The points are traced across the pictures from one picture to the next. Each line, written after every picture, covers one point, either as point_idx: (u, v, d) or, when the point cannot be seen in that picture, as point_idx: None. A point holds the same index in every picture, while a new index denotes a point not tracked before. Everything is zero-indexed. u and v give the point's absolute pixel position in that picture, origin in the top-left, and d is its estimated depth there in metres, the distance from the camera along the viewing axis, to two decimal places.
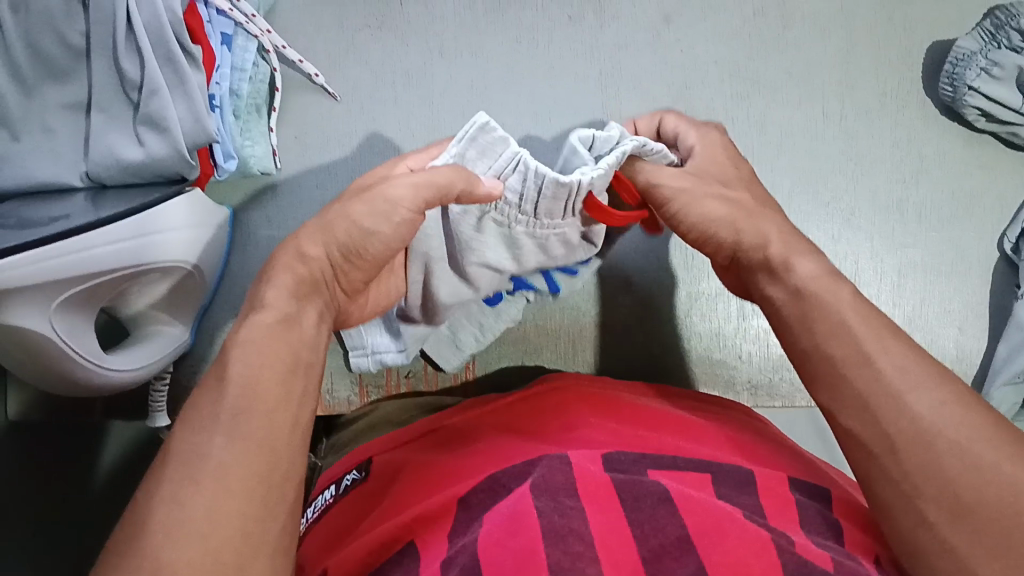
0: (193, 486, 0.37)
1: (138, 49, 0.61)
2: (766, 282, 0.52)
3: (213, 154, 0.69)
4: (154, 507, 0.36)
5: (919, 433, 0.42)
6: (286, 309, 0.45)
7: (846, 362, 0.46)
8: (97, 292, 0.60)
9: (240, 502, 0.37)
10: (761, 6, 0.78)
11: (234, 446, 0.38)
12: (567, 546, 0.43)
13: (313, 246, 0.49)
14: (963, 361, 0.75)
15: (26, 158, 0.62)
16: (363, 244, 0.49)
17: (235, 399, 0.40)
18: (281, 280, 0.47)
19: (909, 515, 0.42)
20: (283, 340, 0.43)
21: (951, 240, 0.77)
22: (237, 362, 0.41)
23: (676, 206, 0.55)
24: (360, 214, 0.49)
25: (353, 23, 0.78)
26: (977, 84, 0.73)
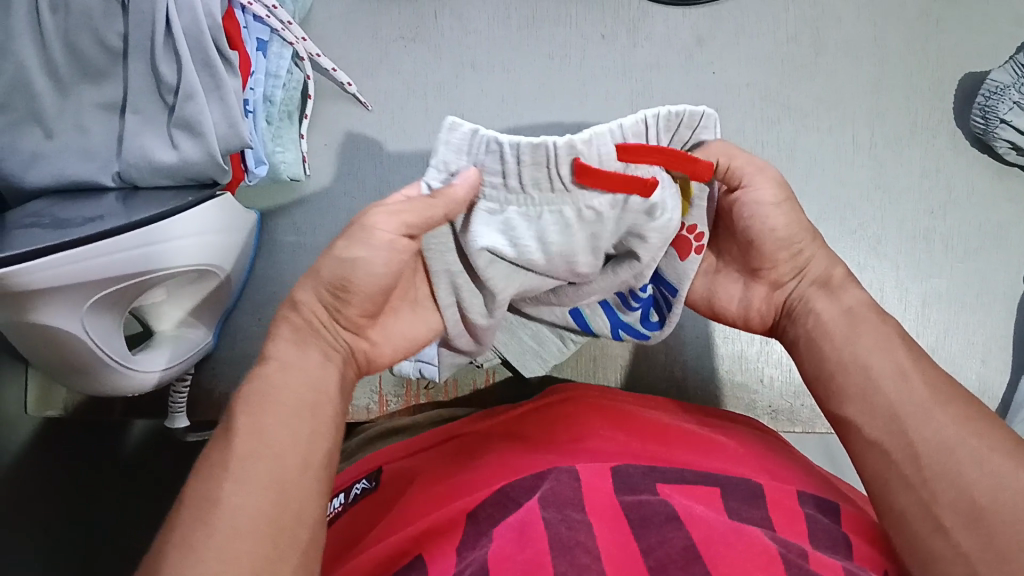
0: (207, 533, 0.37)
1: (177, 53, 0.61)
2: (819, 298, 0.50)
3: (245, 159, 0.70)
4: (173, 549, 0.37)
5: (941, 443, 0.42)
6: (288, 356, 0.45)
7: (882, 376, 0.45)
8: (123, 295, 0.60)
9: (252, 541, 0.37)
10: (794, 32, 0.78)
11: (247, 490, 0.39)
12: (572, 557, 0.43)
13: (302, 294, 0.48)
14: (986, 394, 0.75)
15: (57, 155, 0.62)
16: (345, 276, 0.46)
17: (244, 448, 0.40)
18: (284, 329, 0.47)
19: (925, 520, 0.42)
20: (287, 380, 0.44)
21: (976, 272, 0.76)
22: (241, 418, 0.42)
23: (758, 212, 0.48)
24: (340, 247, 0.47)
25: (387, 34, 0.79)
26: (1008, 117, 0.72)
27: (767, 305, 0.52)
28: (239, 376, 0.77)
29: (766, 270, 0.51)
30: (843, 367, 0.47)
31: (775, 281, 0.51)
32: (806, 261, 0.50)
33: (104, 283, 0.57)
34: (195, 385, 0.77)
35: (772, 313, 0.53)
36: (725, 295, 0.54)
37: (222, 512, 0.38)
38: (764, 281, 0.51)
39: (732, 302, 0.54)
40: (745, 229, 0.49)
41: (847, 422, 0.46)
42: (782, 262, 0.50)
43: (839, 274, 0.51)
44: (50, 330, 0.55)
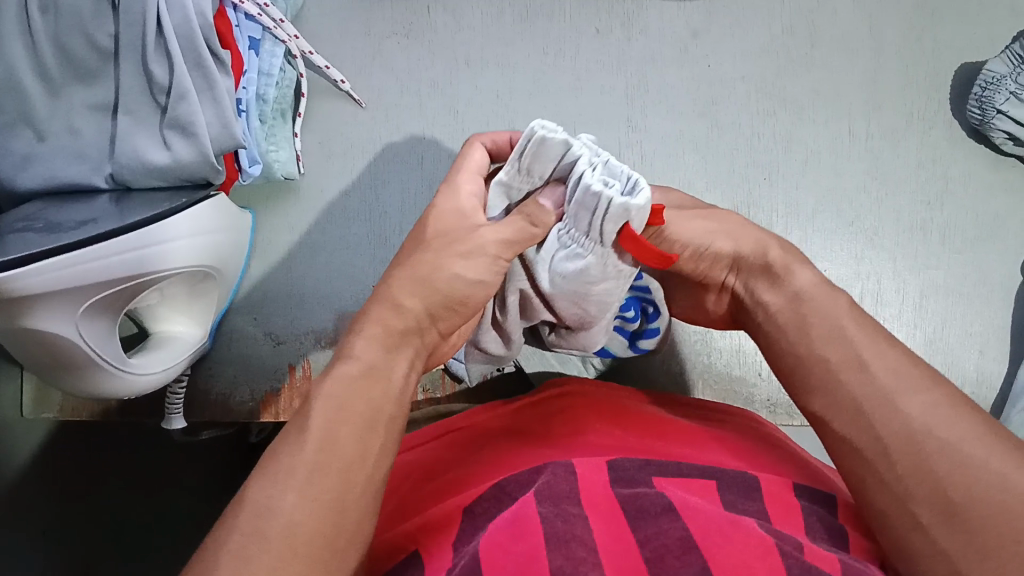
0: (263, 546, 0.35)
1: (168, 53, 0.60)
2: (763, 290, 0.52)
3: (238, 159, 0.69)
4: (222, 561, 0.34)
5: (910, 436, 0.42)
6: (371, 360, 0.42)
7: (840, 366, 0.46)
8: (119, 296, 0.60)
9: (306, 558, 0.35)
10: (789, 24, 0.78)
11: (304, 503, 0.36)
12: (569, 551, 0.42)
13: (408, 296, 0.45)
14: (984, 385, 0.75)
15: (48, 158, 0.61)
16: (462, 291, 0.46)
17: (317, 454, 0.38)
18: (394, 323, 0.44)
19: (903, 516, 0.41)
20: (365, 394, 0.41)
21: (974, 262, 0.76)
22: (319, 416, 0.39)
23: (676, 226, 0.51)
24: (452, 262, 0.46)
25: (380, 30, 0.78)
26: (1005, 108, 0.72)
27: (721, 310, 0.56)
28: (235, 376, 0.77)
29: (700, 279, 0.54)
30: (801, 360, 0.48)
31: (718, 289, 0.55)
32: (733, 257, 0.52)
33: (100, 285, 0.56)
34: (191, 385, 0.77)
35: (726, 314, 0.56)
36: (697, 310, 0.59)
37: (291, 530, 0.35)
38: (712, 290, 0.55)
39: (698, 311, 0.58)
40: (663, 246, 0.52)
41: (817, 419, 0.47)
42: (714, 267, 0.53)
43: (773, 252, 0.52)
44: (41, 334, 0.55)
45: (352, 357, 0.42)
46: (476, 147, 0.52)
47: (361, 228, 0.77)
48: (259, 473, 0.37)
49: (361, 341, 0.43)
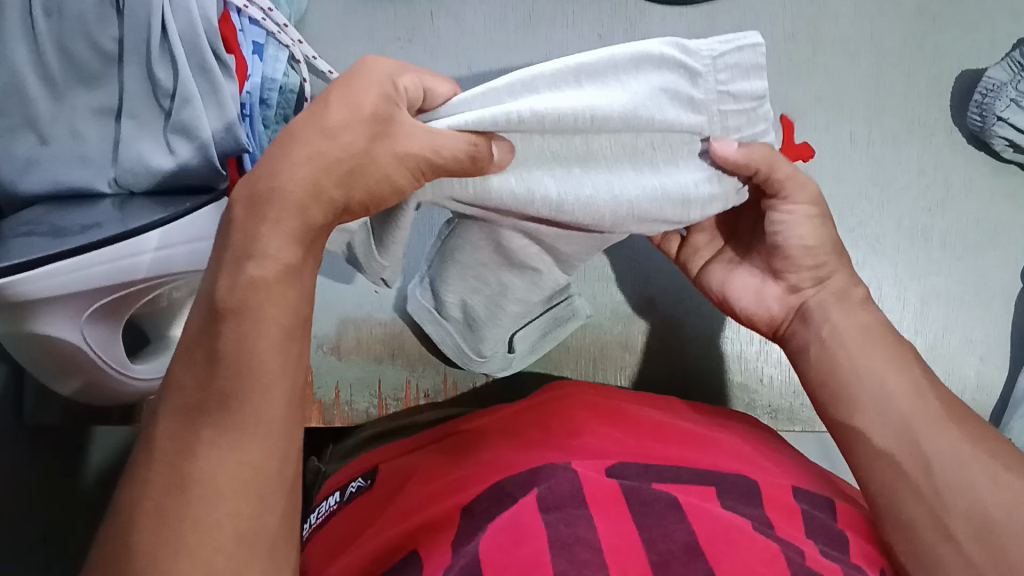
0: (182, 500, 0.37)
1: (172, 57, 0.60)
2: (834, 311, 0.53)
3: (241, 165, 0.69)
4: (146, 515, 0.37)
5: (956, 457, 0.48)
6: (290, 259, 0.39)
7: (897, 387, 0.50)
8: (127, 302, 0.60)
9: (232, 504, 0.38)
10: (791, 31, 0.78)
11: (221, 444, 0.38)
12: (573, 555, 0.42)
13: (327, 179, 0.39)
14: (983, 391, 0.76)
15: (51, 163, 0.61)
16: (386, 194, 0.41)
17: (220, 386, 0.38)
18: (310, 212, 0.39)
19: (935, 529, 0.47)
20: (281, 300, 0.39)
21: (974, 269, 0.77)
22: (227, 336, 0.38)
23: (794, 223, 0.51)
24: (391, 165, 0.40)
25: (383, 34, 0.78)
26: (1006, 115, 0.72)
27: (778, 305, 0.56)
28: None
29: (789, 272, 0.54)
30: (845, 384, 0.52)
31: (790, 283, 0.54)
32: (827, 274, 0.53)
33: (101, 291, 0.56)
34: None
35: (780, 317, 0.56)
36: (748, 299, 0.57)
37: (218, 483, 0.38)
38: (782, 281, 0.55)
39: (753, 306, 0.57)
40: (775, 235, 0.52)
41: (854, 430, 0.51)
42: (804, 271, 0.53)
43: (857, 292, 0.54)
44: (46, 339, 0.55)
45: (269, 265, 0.38)
46: (445, 77, 0.44)
47: None
48: (172, 407, 0.39)
49: (270, 231, 0.38)
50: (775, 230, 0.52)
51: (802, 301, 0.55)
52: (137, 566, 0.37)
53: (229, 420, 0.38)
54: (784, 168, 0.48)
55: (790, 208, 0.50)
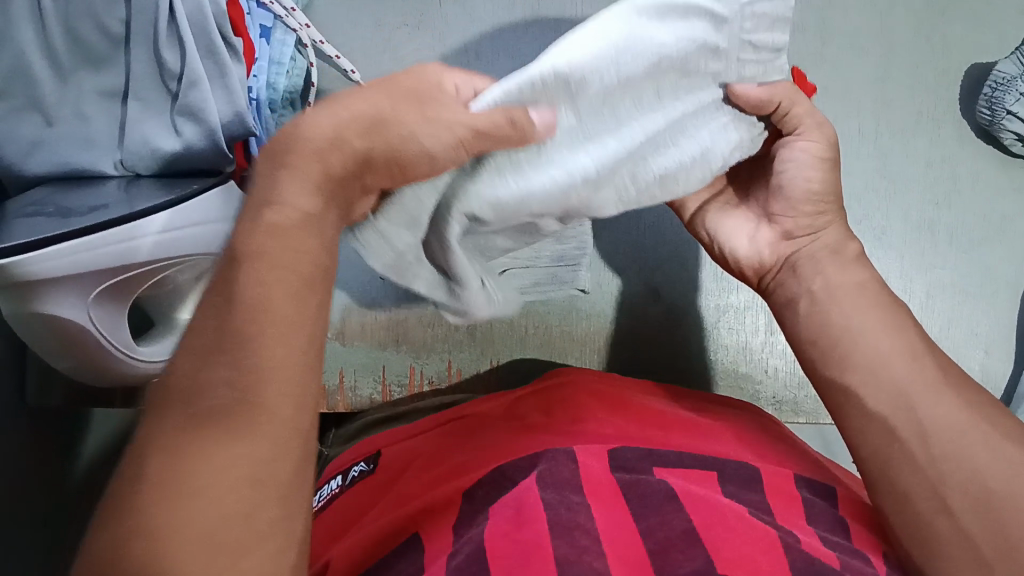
0: (195, 436, 0.35)
1: (180, 40, 0.60)
2: (831, 269, 0.52)
3: (249, 148, 0.69)
4: (154, 454, 0.35)
5: (953, 424, 0.45)
6: (311, 209, 0.39)
7: (893, 354, 0.48)
8: (133, 283, 0.60)
9: (247, 443, 0.35)
10: (801, 22, 0.78)
11: (237, 380, 0.36)
12: (573, 539, 0.42)
13: (357, 136, 0.39)
14: (988, 385, 0.76)
15: (56, 145, 0.61)
16: (409, 158, 0.39)
17: (237, 324, 0.36)
18: (331, 156, 0.39)
19: (930, 501, 0.44)
20: (299, 250, 0.38)
21: (981, 264, 0.77)
22: (245, 281, 0.37)
23: (794, 169, 0.50)
24: (415, 121, 0.39)
25: (391, 21, 0.78)
26: (1015, 109, 0.72)
27: (770, 253, 0.55)
28: None
29: (783, 215, 0.53)
30: (838, 340, 0.50)
31: (785, 229, 0.53)
32: (821, 226, 0.53)
33: (106, 273, 0.56)
34: None
35: (770, 262, 0.55)
36: (740, 244, 0.56)
37: (229, 429, 0.35)
38: (776, 226, 0.54)
39: (743, 250, 0.56)
40: (780, 175, 0.51)
41: (847, 393, 0.49)
42: (802, 215, 0.52)
43: (851, 247, 0.53)
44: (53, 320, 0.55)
45: (287, 215, 0.38)
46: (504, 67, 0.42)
47: None
48: (184, 350, 0.37)
49: (294, 182, 0.39)
50: (779, 168, 0.51)
51: (793, 250, 0.54)
52: (144, 504, 0.34)
53: (238, 363, 0.36)
54: (800, 104, 0.47)
55: (802, 147, 0.50)
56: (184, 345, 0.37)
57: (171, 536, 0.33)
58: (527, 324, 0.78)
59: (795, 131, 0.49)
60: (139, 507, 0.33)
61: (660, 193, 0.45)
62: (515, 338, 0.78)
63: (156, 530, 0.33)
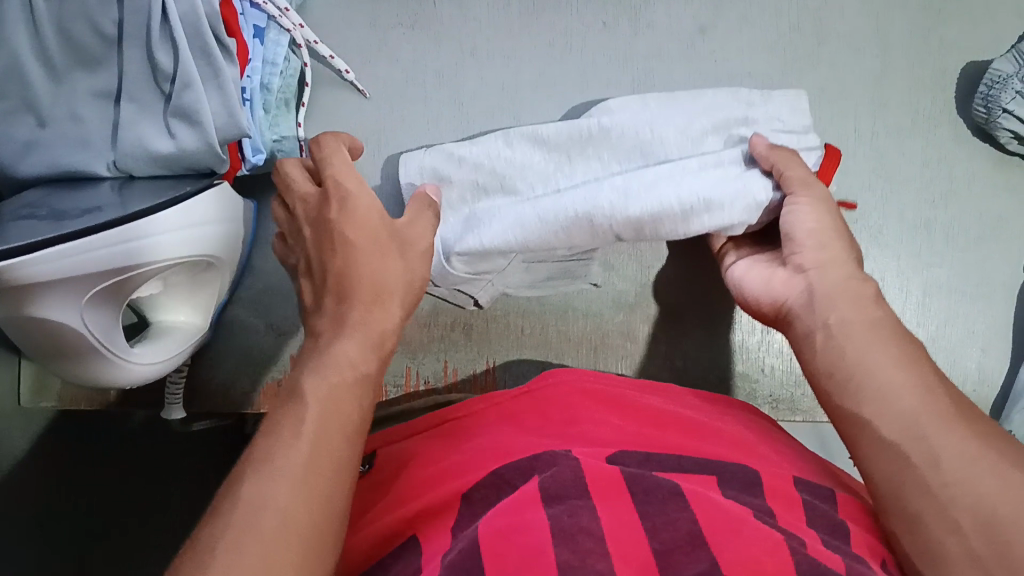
0: (253, 535, 0.39)
1: (173, 40, 0.59)
2: (846, 308, 0.52)
3: (241, 148, 0.69)
4: (215, 547, 0.38)
5: (965, 452, 0.43)
6: (361, 366, 0.48)
7: (904, 385, 0.47)
8: (127, 286, 0.60)
9: (292, 549, 0.39)
10: (798, 20, 0.77)
11: (293, 495, 0.41)
12: (575, 544, 0.42)
13: (373, 265, 0.51)
14: (983, 382, 0.77)
15: (52, 147, 0.61)
16: (391, 289, 0.52)
17: (304, 455, 0.42)
18: (354, 282, 0.51)
19: (942, 523, 0.42)
20: (340, 409, 0.45)
21: (978, 262, 0.77)
22: (309, 421, 0.44)
23: (795, 207, 0.58)
24: (385, 266, 0.52)
25: (385, 21, 0.78)
26: (1011, 107, 0.71)
27: (782, 285, 0.58)
28: (237, 367, 0.79)
29: (795, 249, 0.57)
30: (851, 375, 0.49)
31: (797, 265, 0.57)
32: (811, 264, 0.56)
33: (101, 276, 0.56)
34: (194, 375, 0.79)
35: (782, 296, 0.57)
36: (759, 286, 0.60)
37: (253, 527, 0.39)
38: (790, 266, 0.58)
39: (761, 292, 0.60)
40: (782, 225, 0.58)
41: (862, 424, 0.48)
42: (807, 249, 0.56)
43: (868, 288, 0.53)
44: (45, 322, 0.55)
45: (337, 364, 0.47)
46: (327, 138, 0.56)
47: None
48: (250, 468, 0.42)
49: (334, 334, 0.49)
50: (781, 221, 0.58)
51: (805, 283, 0.55)
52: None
53: (271, 477, 0.41)
54: (792, 170, 0.59)
55: (800, 199, 0.58)
56: (230, 473, 0.42)
57: None
58: (522, 324, 0.78)
59: (790, 189, 0.58)
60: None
61: (711, 224, 0.61)
62: (511, 339, 0.78)
63: None
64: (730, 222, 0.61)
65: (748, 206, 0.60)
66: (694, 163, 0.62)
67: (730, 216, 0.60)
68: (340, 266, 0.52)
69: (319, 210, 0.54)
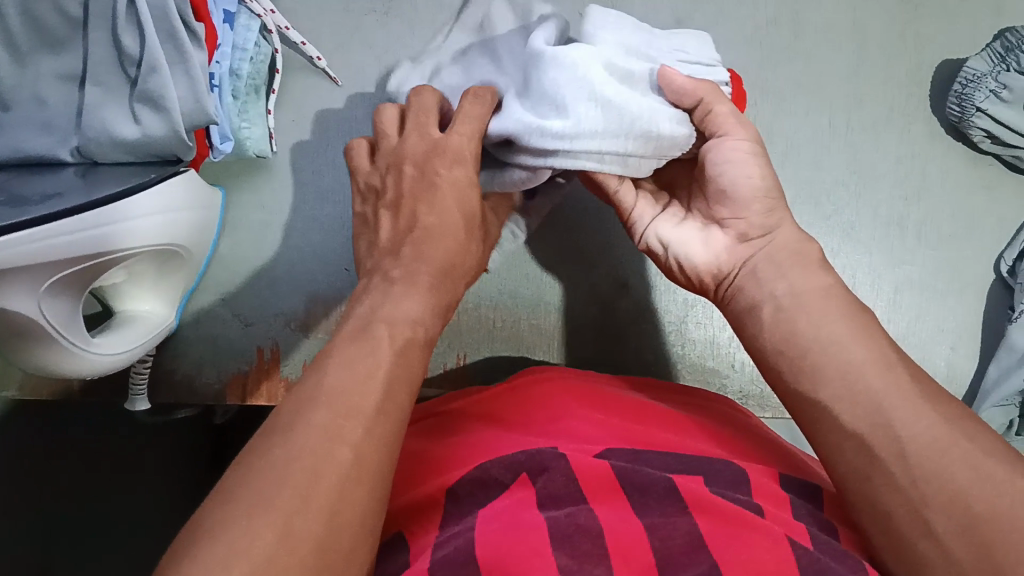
0: (292, 459, 0.38)
1: (139, 22, 0.58)
2: (796, 274, 0.51)
3: (210, 136, 0.67)
4: (265, 467, 0.37)
5: (935, 441, 0.42)
6: (422, 320, 0.48)
7: (865, 365, 0.45)
8: (87, 275, 0.58)
9: (330, 480, 0.38)
10: (775, 15, 0.77)
11: (333, 419, 0.40)
12: (572, 548, 0.42)
13: (450, 199, 0.54)
14: (954, 382, 0.76)
15: (11, 128, 0.60)
16: (455, 261, 0.53)
17: (353, 396, 0.41)
18: (430, 253, 0.52)
19: (914, 524, 0.41)
20: (407, 364, 0.45)
21: (948, 261, 0.77)
22: (359, 368, 0.43)
23: (734, 159, 0.53)
24: (445, 243, 0.53)
25: (359, 6, 0.77)
26: (984, 106, 0.72)
27: (726, 254, 0.55)
28: (202, 357, 0.78)
29: (736, 216, 0.54)
30: (808, 352, 0.47)
31: (739, 229, 0.54)
32: (773, 228, 0.53)
33: (62, 264, 0.54)
34: (157, 366, 0.78)
35: (728, 267, 0.55)
36: (696, 248, 0.56)
37: (290, 456, 0.38)
38: (730, 229, 0.54)
39: (699, 255, 0.56)
40: (720, 177, 0.53)
41: (820, 408, 0.46)
42: (753, 214, 0.53)
43: (814, 253, 0.52)
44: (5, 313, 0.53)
45: (402, 321, 0.47)
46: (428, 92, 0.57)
47: (334, 210, 0.77)
48: (294, 405, 0.41)
49: (402, 287, 0.49)
50: (717, 171, 0.53)
51: (749, 253, 0.54)
52: (239, 515, 0.35)
53: (344, 412, 0.40)
54: (721, 107, 0.52)
55: (733, 145, 0.53)
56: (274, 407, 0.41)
57: (241, 552, 0.34)
58: (496, 319, 0.78)
59: (721, 132, 0.53)
60: (236, 517, 0.35)
61: (611, 149, 0.51)
62: (483, 332, 0.78)
63: (236, 542, 0.34)
64: (630, 155, 0.52)
65: (647, 138, 0.51)
66: (605, 60, 0.51)
67: (630, 149, 0.51)
68: (432, 231, 0.53)
69: (426, 162, 0.55)
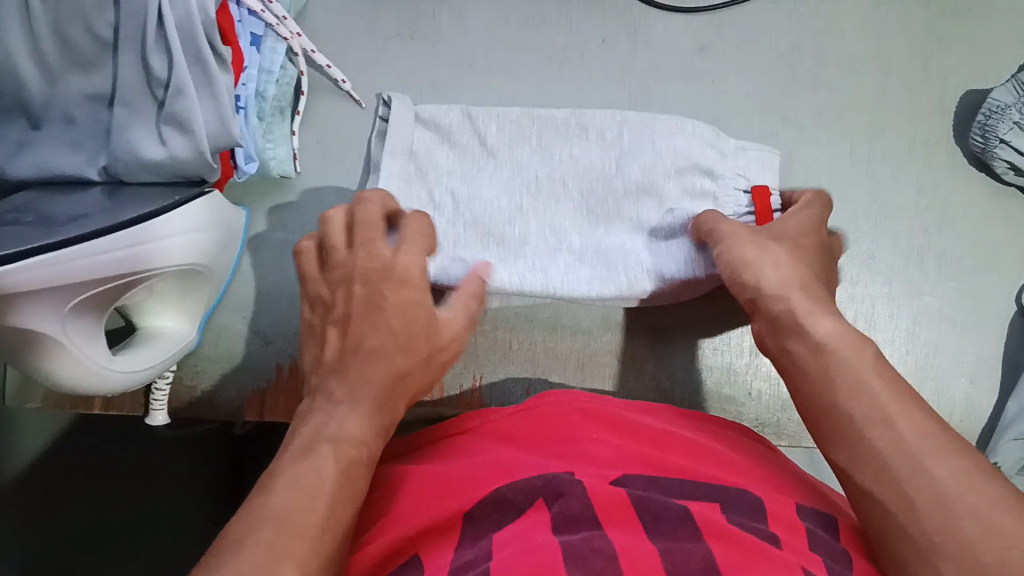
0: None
1: (167, 46, 0.59)
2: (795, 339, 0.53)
3: (234, 157, 0.68)
4: None
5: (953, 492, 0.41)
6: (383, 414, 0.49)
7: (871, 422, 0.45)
8: (107, 296, 0.59)
9: None
10: (797, 43, 0.78)
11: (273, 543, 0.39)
12: (586, 565, 0.41)
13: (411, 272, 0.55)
14: (972, 415, 0.76)
15: (41, 146, 0.61)
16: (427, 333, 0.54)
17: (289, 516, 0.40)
18: (372, 372, 0.50)
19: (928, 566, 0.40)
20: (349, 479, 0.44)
21: (969, 293, 0.76)
22: (290, 485, 0.42)
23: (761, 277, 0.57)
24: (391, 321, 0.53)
25: (384, 31, 0.79)
26: (1008, 137, 0.72)
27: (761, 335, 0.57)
28: (220, 373, 0.79)
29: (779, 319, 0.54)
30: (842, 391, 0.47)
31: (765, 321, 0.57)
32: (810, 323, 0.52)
33: (84, 285, 0.55)
34: (176, 381, 0.78)
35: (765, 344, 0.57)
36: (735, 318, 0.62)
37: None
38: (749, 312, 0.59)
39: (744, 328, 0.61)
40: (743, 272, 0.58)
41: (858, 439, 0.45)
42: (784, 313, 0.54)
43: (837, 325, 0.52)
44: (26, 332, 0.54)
45: (343, 437, 0.46)
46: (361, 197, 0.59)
47: None
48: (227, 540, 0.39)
49: (347, 405, 0.48)
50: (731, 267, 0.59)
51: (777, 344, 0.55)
52: None
53: (285, 531, 0.39)
54: None
55: None
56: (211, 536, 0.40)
57: None
58: (513, 342, 0.78)
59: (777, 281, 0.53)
60: None
61: None
62: (499, 354, 0.78)
63: None
64: None
65: None
66: None
67: None
68: (372, 347, 0.52)
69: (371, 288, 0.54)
